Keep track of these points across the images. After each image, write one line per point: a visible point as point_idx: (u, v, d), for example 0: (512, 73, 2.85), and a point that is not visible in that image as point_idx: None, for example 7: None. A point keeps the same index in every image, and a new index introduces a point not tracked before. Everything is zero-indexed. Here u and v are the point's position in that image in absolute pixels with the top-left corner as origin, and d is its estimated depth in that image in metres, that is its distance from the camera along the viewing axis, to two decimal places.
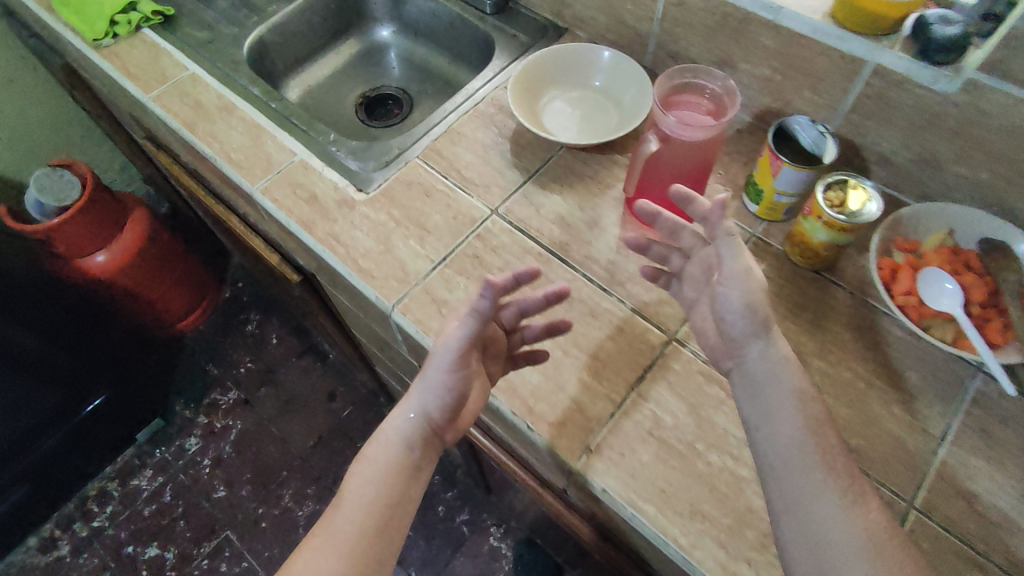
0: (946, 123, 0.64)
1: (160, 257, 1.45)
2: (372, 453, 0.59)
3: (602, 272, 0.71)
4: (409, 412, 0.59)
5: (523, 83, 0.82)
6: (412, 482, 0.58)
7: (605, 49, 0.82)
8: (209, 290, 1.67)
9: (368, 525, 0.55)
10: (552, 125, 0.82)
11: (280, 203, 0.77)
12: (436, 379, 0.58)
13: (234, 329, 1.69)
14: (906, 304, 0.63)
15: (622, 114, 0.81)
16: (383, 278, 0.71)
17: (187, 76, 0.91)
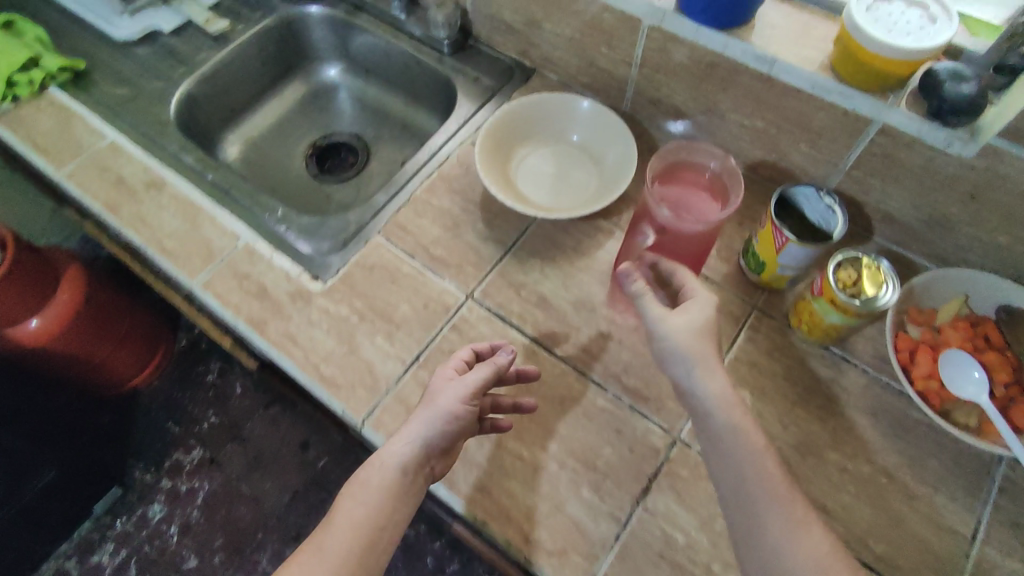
0: (959, 185, 0.59)
1: (101, 314, 1.28)
2: (368, 476, 0.53)
3: (594, 362, 0.64)
4: (415, 436, 0.54)
5: (492, 139, 0.73)
6: (399, 513, 0.53)
7: (584, 99, 0.74)
8: (161, 340, 1.50)
9: (351, 556, 0.50)
10: (525, 186, 0.74)
11: (226, 300, 0.68)
12: (448, 407, 0.55)
13: (193, 382, 1.53)
14: (926, 388, 0.57)
15: (602, 174, 0.74)
16: (350, 388, 0.63)
17: (107, 146, 0.79)
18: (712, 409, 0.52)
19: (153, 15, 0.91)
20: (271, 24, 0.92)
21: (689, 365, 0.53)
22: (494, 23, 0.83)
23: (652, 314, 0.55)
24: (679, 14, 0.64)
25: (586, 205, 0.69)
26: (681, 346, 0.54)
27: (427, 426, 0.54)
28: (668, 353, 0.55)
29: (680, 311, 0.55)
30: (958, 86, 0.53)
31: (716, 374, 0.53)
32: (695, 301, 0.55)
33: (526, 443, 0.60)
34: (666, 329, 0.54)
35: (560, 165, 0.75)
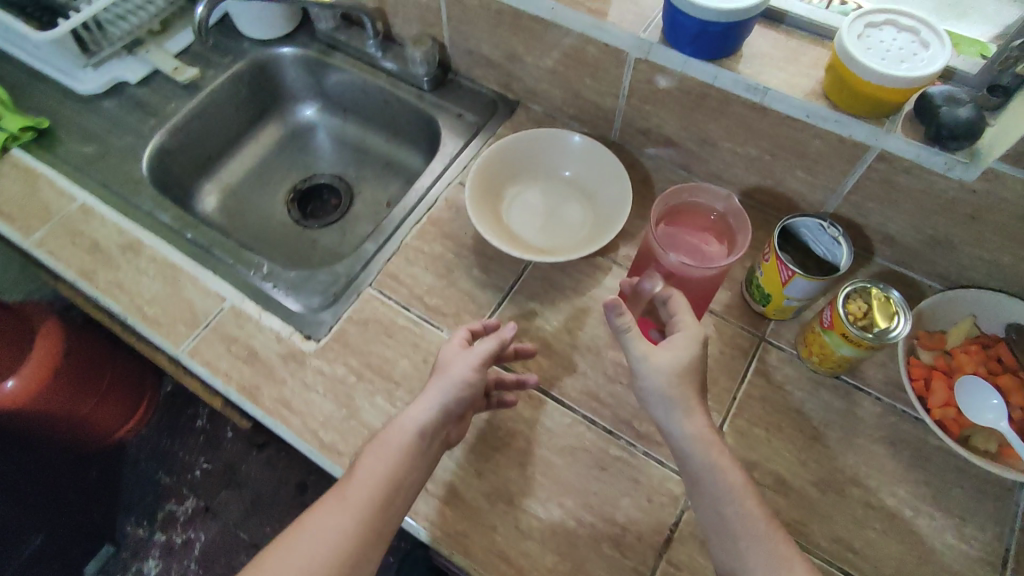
0: (960, 208, 0.58)
1: (82, 369, 1.19)
2: (388, 437, 0.54)
3: (604, 408, 0.62)
4: (432, 403, 0.55)
5: (482, 180, 0.71)
6: (416, 474, 0.53)
7: (575, 135, 0.72)
8: (146, 389, 1.38)
9: (371, 510, 0.51)
10: (518, 227, 0.72)
11: (214, 367, 0.65)
12: (461, 376, 0.56)
13: (181, 429, 1.43)
14: (944, 418, 0.56)
15: (596, 210, 0.72)
16: (353, 455, 0.60)
17: (77, 209, 0.76)
18: (692, 450, 0.51)
19: (119, 66, 0.87)
20: (242, 68, 0.89)
21: (668, 406, 0.52)
22: (474, 58, 0.81)
23: (635, 352, 0.52)
24: (667, 47, 0.63)
25: (582, 247, 0.68)
26: (663, 386, 0.52)
27: (443, 394, 0.56)
28: (649, 394, 0.53)
29: (664, 348, 0.52)
30: (954, 110, 0.53)
31: (694, 414, 0.52)
32: (680, 338, 0.53)
33: (540, 500, 0.58)
34: (649, 368, 0.52)
35: (552, 203, 0.74)
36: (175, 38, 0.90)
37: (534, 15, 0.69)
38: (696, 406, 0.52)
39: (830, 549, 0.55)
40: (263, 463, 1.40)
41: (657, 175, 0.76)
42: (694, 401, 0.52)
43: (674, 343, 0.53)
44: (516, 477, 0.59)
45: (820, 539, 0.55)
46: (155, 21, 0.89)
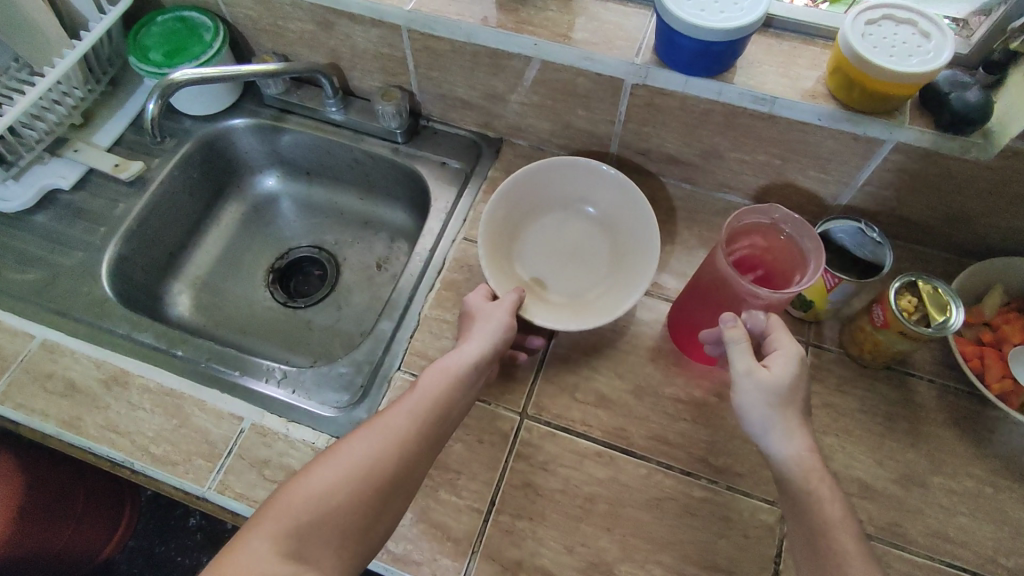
0: (980, 184, 0.59)
1: (56, 494, 0.99)
2: (446, 363, 0.56)
3: (677, 450, 0.60)
4: (482, 339, 0.58)
5: (493, 227, 0.66)
6: (466, 397, 0.57)
7: (593, 166, 0.67)
8: (125, 497, 1.17)
9: (431, 419, 0.54)
10: (537, 271, 0.69)
11: (252, 499, 0.59)
12: (501, 320, 0.59)
13: (173, 530, 1.24)
14: (1004, 390, 0.58)
15: (620, 254, 0.69)
16: (431, 561, 0.55)
17: (39, 347, 0.66)
18: (788, 476, 0.49)
19: (45, 172, 0.76)
20: (189, 151, 0.80)
21: (767, 424, 0.50)
22: (448, 101, 0.77)
23: (740, 367, 0.50)
24: (664, 69, 0.61)
25: (598, 305, 0.65)
26: (764, 405, 0.49)
27: (489, 334, 0.58)
28: (749, 409, 0.50)
29: (772, 367, 0.50)
30: (963, 95, 0.53)
31: (792, 435, 0.50)
32: (786, 359, 0.50)
33: (639, 563, 0.55)
34: (755, 385, 0.49)
35: (570, 239, 0.71)
36: (104, 129, 0.80)
37: (515, 53, 0.66)
38: (796, 423, 0.50)
39: (928, 543, 0.55)
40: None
41: (663, 194, 0.75)
42: (796, 423, 0.50)
43: (787, 359, 0.50)
44: (608, 543, 0.56)
45: (916, 536, 0.55)
46: (76, 114, 0.78)
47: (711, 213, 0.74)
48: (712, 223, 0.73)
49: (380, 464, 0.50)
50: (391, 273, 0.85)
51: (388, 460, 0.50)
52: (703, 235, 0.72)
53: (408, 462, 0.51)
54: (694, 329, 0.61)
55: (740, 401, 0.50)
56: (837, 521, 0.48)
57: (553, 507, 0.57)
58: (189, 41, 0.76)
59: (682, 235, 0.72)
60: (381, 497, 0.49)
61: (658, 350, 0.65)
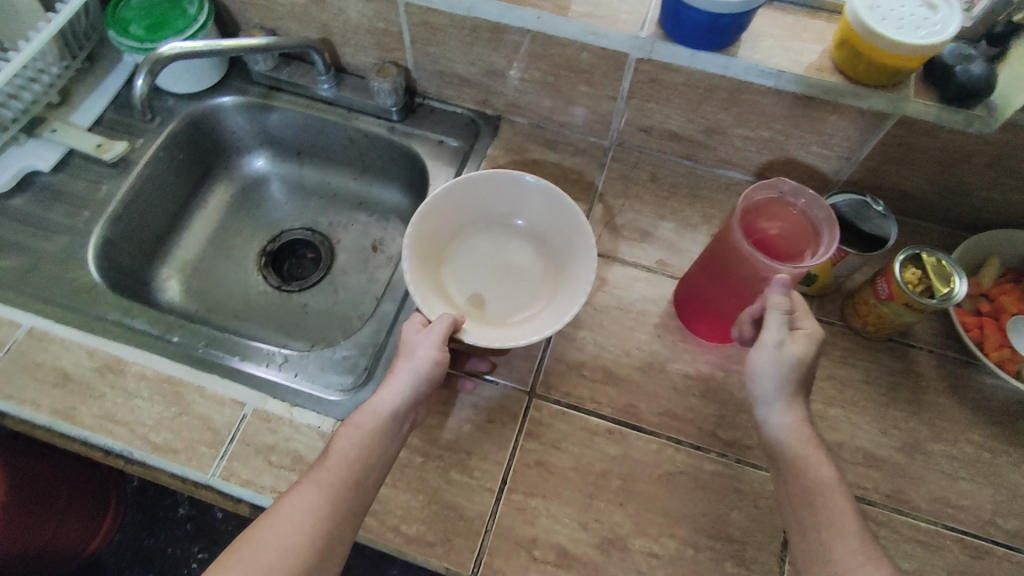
0: (979, 158, 0.60)
1: (38, 487, 0.96)
2: (359, 420, 0.54)
3: (686, 424, 0.60)
4: (405, 383, 0.54)
5: (420, 245, 0.61)
6: (389, 450, 0.54)
7: (521, 176, 0.63)
8: (111, 489, 1.14)
9: (345, 487, 0.51)
10: (467, 289, 0.65)
11: (258, 486, 0.57)
12: (428, 356, 0.54)
13: (163, 520, 1.20)
14: (1001, 358, 0.60)
15: (552, 263, 0.66)
16: (445, 542, 0.55)
17: (26, 335, 0.64)
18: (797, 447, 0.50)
19: (22, 153, 0.72)
20: (175, 130, 0.77)
21: (780, 392, 0.51)
22: (446, 78, 0.75)
23: (775, 335, 0.50)
24: (670, 44, 0.60)
25: (538, 315, 0.61)
26: (782, 374, 0.50)
27: (413, 374, 0.54)
28: (763, 374, 0.51)
29: (798, 339, 0.51)
30: (968, 68, 0.54)
31: (792, 406, 0.51)
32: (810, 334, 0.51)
33: (653, 537, 0.56)
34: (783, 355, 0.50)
35: (503, 254, 0.68)
36: (83, 108, 0.76)
37: (518, 27, 0.64)
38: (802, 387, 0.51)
39: (930, 508, 0.56)
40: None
41: (665, 170, 0.75)
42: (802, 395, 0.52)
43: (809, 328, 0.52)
44: (621, 519, 0.56)
45: (919, 502, 0.57)
46: (52, 92, 0.74)
47: (713, 190, 0.74)
48: (714, 200, 0.73)
49: (288, 555, 0.47)
50: (388, 254, 0.83)
51: (298, 549, 0.48)
52: (705, 211, 0.73)
53: (319, 549, 0.48)
54: (701, 305, 0.61)
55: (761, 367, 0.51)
56: (846, 490, 0.49)
57: (565, 485, 0.58)
58: (172, 15, 0.73)
59: (685, 211, 0.72)
60: None
61: (665, 327, 0.65)
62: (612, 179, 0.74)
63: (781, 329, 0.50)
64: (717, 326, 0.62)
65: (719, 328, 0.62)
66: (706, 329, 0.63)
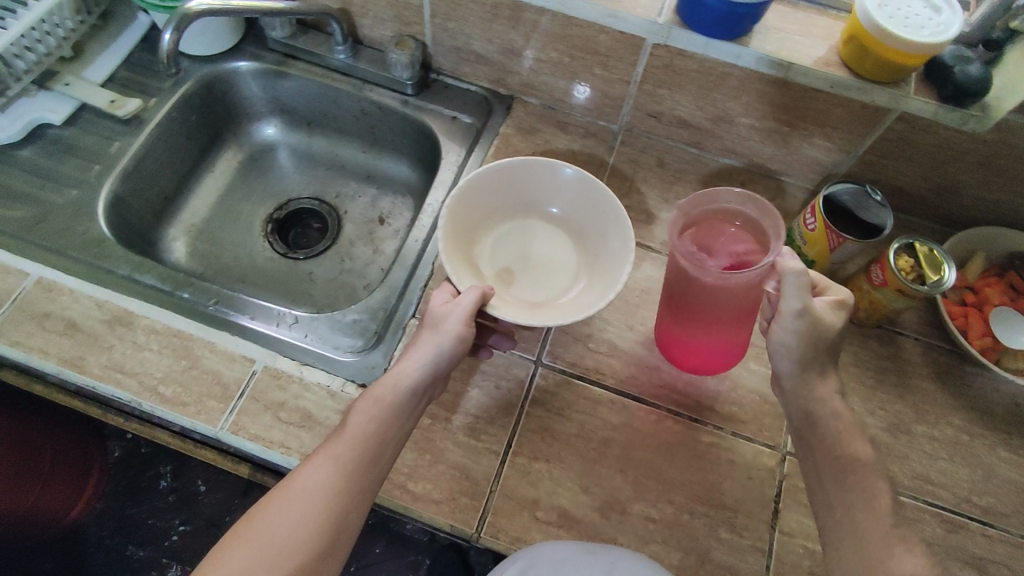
0: (972, 156, 0.64)
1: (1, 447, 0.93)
2: (379, 393, 0.55)
3: (686, 397, 0.63)
4: (427, 356, 0.56)
5: (454, 223, 0.62)
6: (405, 425, 0.55)
7: (566, 167, 0.64)
8: (92, 455, 1.09)
9: (362, 459, 0.52)
10: (499, 272, 0.65)
11: (267, 440, 0.58)
12: (454, 332, 0.55)
13: (145, 491, 1.13)
14: (984, 346, 0.64)
15: (585, 252, 0.67)
16: (451, 500, 0.57)
17: (34, 285, 0.63)
18: None
19: (33, 105, 0.71)
20: (189, 91, 0.78)
21: (800, 360, 0.52)
22: (462, 54, 0.77)
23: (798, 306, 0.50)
24: (686, 30, 0.62)
25: (573, 303, 0.62)
26: (802, 345, 0.51)
27: (437, 347, 0.56)
28: (784, 346, 0.52)
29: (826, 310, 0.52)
30: (966, 69, 0.57)
31: (797, 380, 0.54)
32: (838, 300, 0.52)
33: (650, 502, 0.58)
34: (806, 322, 0.50)
35: (534, 241, 0.68)
36: (96, 64, 0.76)
37: (538, 6, 0.66)
38: (824, 356, 0.52)
39: (912, 484, 0.60)
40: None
41: (672, 156, 0.77)
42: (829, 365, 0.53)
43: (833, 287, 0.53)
44: (621, 484, 0.58)
45: (902, 478, 0.60)
46: (66, 45, 0.73)
47: (717, 178, 0.77)
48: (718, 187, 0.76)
49: (305, 527, 0.49)
50: (394, 228, 0.85)
51: (316, 520, 0.49)
52: None
53: (333, 524, 0.50)
54: (679, 340, 0.60)
55: (782, 339, 0.52)
56: (836, 459, 0.51)
57: (569, 450, 0.59)
58: None
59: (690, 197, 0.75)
60: (311, 566, 0.48)
61: None
62: (621, 161, 0.76)
63: (802, 295, 0.50)
64: (700, 353, 0.60)
65: (702, 354, 0.60)
66: (682, 355, 0.61)
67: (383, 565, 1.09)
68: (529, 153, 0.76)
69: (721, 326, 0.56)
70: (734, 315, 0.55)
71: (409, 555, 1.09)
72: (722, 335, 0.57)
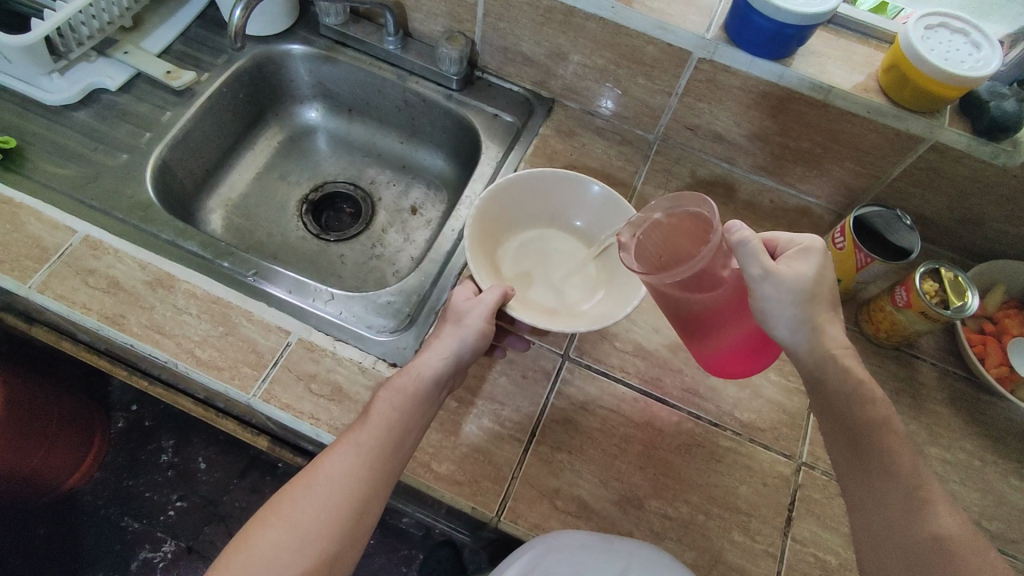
0: (1000, 190, 0.66)
1: (15, 403, 0.91)
2: (401, 383, 0.54)
3: (707, 402, 0.64)
4: (448, 349, 0.56)
5: (481, 226, 0.64)
6: (425, 416, 0.55)
7: (595, 184, 0.65)
8: (95, 422, 1.06)
9: (386, 449, 0.52)
10: (519, 277, 0.67)
11: (297, 410, 0.59)
12: (477, 327, 0.56)
13: (143, 465, 1.08)
14: (1000, 374, 0.65)
15: (606, 266, 0.68)
16: (473, 483, 0.58)
17: (80, 242, 0.64)
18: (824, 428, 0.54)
19: (91, 70, 0.74)
20: (241, 69, 0.80)
21: (795, 322, 0.50)
22: (510, 55, 0.79)
23: (756, 271, 0.49)
24: (733, 47, 0.64)
25: (592, 313, 0.63)
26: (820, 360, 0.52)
27: (459, 341, 0.56)
28: (774, 313, 0.50)
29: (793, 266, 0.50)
30: (1001, 104, 0.59)
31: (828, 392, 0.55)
32: (800, 252, 0.51)
33: (667, 500, 0.59)
34: (775, 283, 0.48)
35: (556, 252, 0.70)
36: (153, 36, 0.78)
37: (590, 13, 0.68)
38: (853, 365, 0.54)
39: None
40: (248, 494, 1.08)
41: (704, 169, 0.79)
42: (825, 318, 0.51)
43: (793, 237, 0.53)
44: (641, 480, 0.60)
45: None
46: (127, 16, 0.75)
47: (746, 194, 0.79)
48: (748, 203, 0.78)
49: (329, 515, 0.48)
50: (426, 218, 0.86)
51: (338, 509, 0.49)
52: (736, 211, 0.77)
53: (356, 511, 0.49)
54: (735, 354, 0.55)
55: (766, 308, 0.50)
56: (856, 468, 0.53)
57: (591, 444, 0.61)
58: None
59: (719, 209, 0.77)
60: (334, 555, 0.48)
61: None
62: (655, 170, 0.78)
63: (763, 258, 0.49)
64: (741, 359, 0.56)
65: (725, 357, 0.56)
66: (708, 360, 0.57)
67: (375, 557, 1.09)
68: (566, 155, 0.78)
69: (718, 318, 0.52)
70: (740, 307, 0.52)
71: (402, 550, 1.10)
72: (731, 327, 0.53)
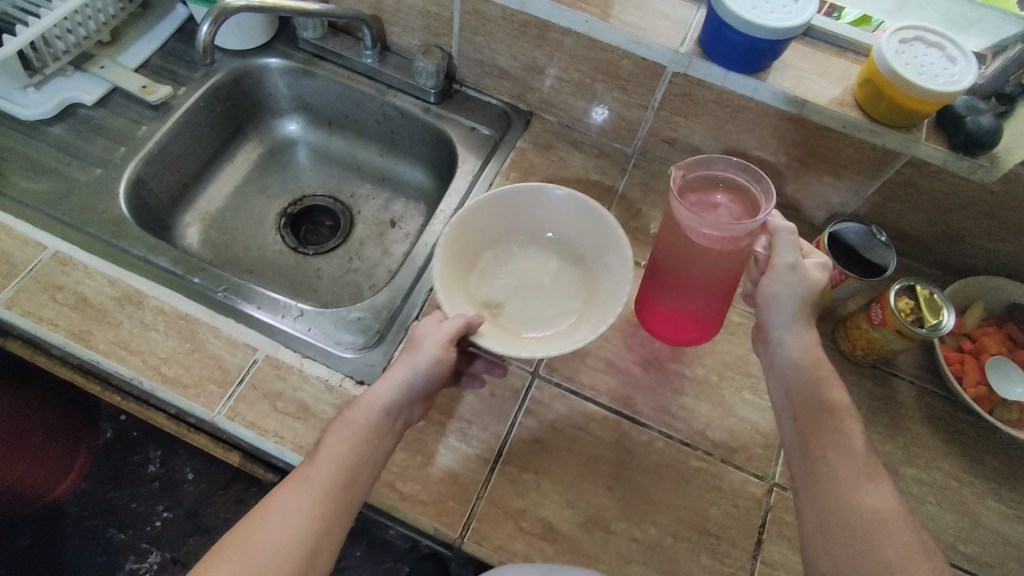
0: (978, 207, 0.65)
1: None
2: (354, 416, 0.54)
3: (680, 422, 0.63)
4: (402, 378, 0.55)
5: (450, 253, 0.61)
6: (382, 447, 0.54)
7: (556, 188, 0.63)
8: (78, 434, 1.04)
9: (339, 482, 0.51)
10: (497, 299, 0.63)
11: (262, 428, 0.59)
12: (431, 355, 0.54)
13: (129, 477, 1.06)
14: (978, 394, 0.64)
15: (589, 277, 0.64)
16: (437, 503, 0.57)
17: (49, 258, 0.65)
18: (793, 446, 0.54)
19: (67, 84, 0.74)
20: (219, 83, 0.80)
21: (791, 316, 0.55)
22: (486, 68, 0.78)
23: (788, 261, 0.54)
24: (706, 61, 0.64)
25: (575, 332, 0.59)
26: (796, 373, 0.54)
27: (412, 370, 0.55)
28: (779, 302, 0.55)
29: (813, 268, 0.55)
30: (977, 119, 0.58)
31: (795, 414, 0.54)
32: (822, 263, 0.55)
33: (635, 522, 0.58)
34: (796, 278, 0.54)
35: (534, 267, 0.66)
36: (131, 50, 0.78)
37: (564, 27, 0.68)
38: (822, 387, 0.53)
39: None
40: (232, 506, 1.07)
41: None
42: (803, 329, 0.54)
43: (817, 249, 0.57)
44: (608, 501, 0.59)
45: None
46: (104, 31, 0.76)
47: None
48: None
49: (281, 552, 0.48)
50: (404, 231, 0.86)
51: (291, 545, 0.48)
52: None
53: (310, 547, 0.49)
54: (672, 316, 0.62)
55: (773, 296, 0.55)
56: None
57: (558, 464, 0.60)
58: None
59: None
60: None
61: None
62: (633, 184, 0.77)
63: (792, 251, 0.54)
64: (674, 322, 0.63)
65: (663, 318, 0.63)
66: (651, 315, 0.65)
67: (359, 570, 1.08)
68: (544, 168, 0.77)
69: (689, 288, 0.58)
70: (711, 292, 0.58)
71: (386, 563, 1.09)
72: (687, 297, 0.59)
